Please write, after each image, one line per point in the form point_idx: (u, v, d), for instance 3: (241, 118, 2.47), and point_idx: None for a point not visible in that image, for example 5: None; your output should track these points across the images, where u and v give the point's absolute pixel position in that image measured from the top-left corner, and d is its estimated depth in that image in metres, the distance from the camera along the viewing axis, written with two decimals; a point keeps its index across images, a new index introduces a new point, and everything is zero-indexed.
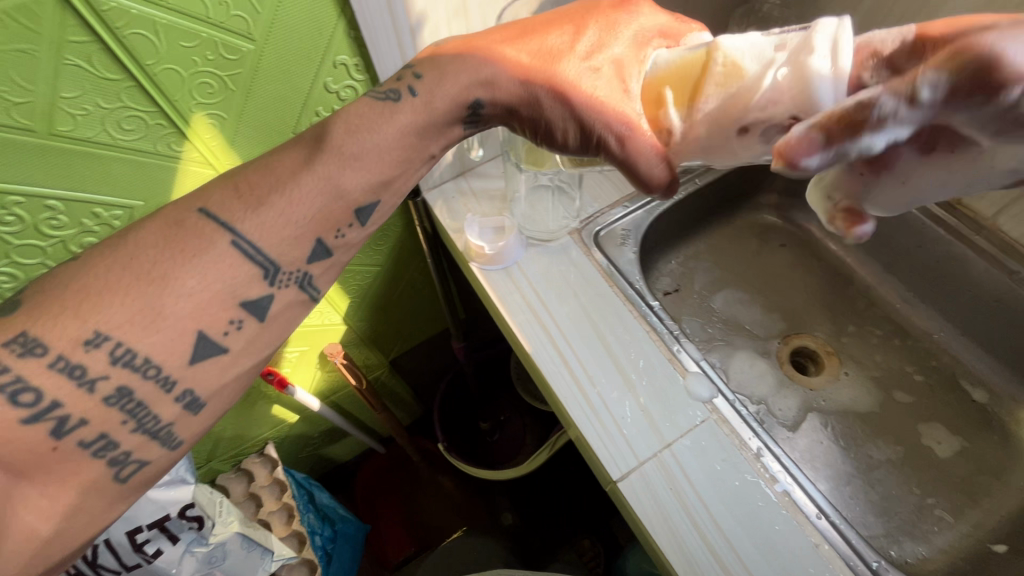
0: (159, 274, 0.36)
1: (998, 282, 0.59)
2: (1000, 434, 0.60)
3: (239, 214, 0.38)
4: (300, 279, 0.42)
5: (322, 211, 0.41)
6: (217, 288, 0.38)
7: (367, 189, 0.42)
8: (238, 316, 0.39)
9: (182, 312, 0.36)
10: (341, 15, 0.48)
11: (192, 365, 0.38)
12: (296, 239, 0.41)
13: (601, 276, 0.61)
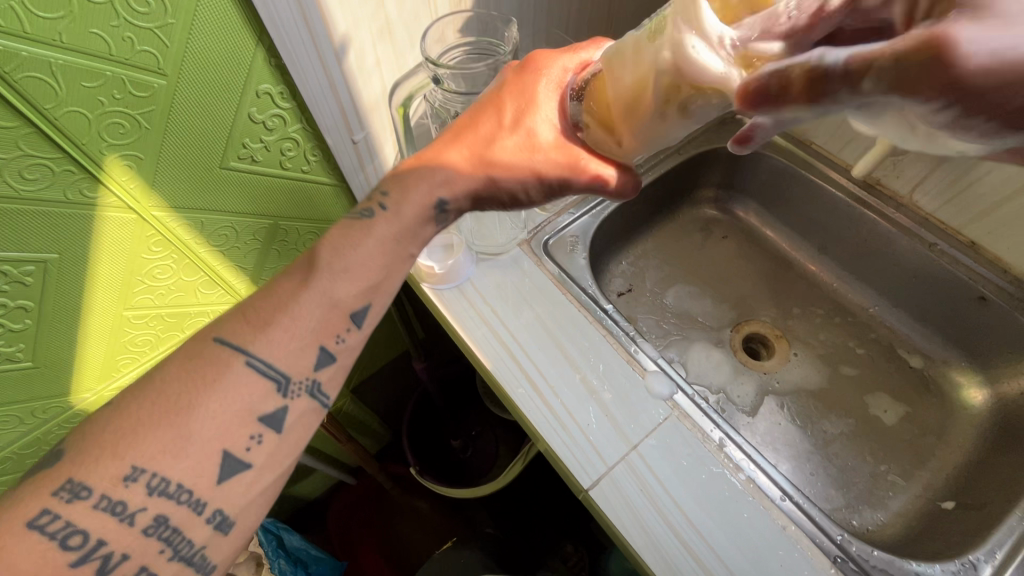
0: (185, 404, 0.34)
1: (921, 255, 0.63)
2: (938, 396, 0.64)
3: (250, 336, 0.37)
4: (310, 387, 0.39)
5: (321, 323, 0.39)
6: (239, 406, 0.36)
7: (357, 297, 0.41)
8: (258, 431, 0.37)
9: (208, 436, 0.35)
10: (258, 42, 0.46)
11: (222, 482, 0.35)
12: (303, 349, 0.39)
13: (553, 284, 0.61)
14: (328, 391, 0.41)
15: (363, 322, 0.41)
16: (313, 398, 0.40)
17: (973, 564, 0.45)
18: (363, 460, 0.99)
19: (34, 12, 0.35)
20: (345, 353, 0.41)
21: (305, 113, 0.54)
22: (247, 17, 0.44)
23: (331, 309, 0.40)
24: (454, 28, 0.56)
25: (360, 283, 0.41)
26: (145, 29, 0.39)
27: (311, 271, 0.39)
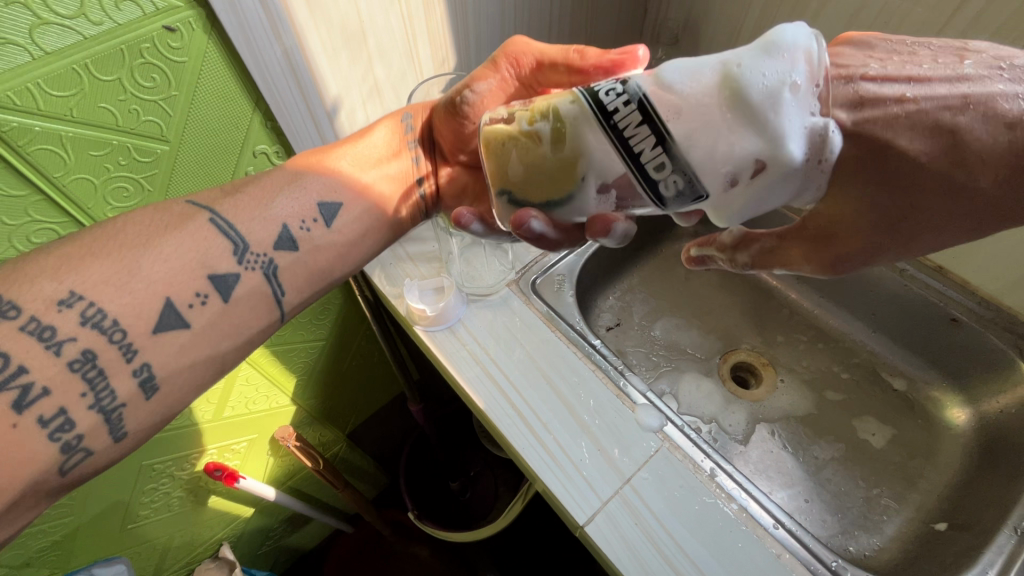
0: (137, 243, 0.37)
1: (892, 280, 0.66)
2: (924, 417, 0.66)
3: (221, 201, 0.42)
4: (266, 267, 0.43)
5: (285, 208, 0.44)
6: (193, 256, 0.39)
7: (328, 190, 0.47)
8: (204, 293, 0.39)
9: (155, 276, 0.37)
10: (255, 107, 0.49)
11: (157, 334, 0.37)
12: (267, 223, 0.43)
13: (542, 321, 0.63)
14: (282, 282, 0.44)
15: (333, 221, 0.47)
16: (266, 280, 0.43)
17: None
18: (360, 506, 0.97)
19: (49, 91, 0.37)
20: (305, 242, 0.45)
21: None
22: (245, 85, 0.47)
23: (303, 194, 0.45)
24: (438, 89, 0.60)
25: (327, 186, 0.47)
26: (150, 101, 0.42)
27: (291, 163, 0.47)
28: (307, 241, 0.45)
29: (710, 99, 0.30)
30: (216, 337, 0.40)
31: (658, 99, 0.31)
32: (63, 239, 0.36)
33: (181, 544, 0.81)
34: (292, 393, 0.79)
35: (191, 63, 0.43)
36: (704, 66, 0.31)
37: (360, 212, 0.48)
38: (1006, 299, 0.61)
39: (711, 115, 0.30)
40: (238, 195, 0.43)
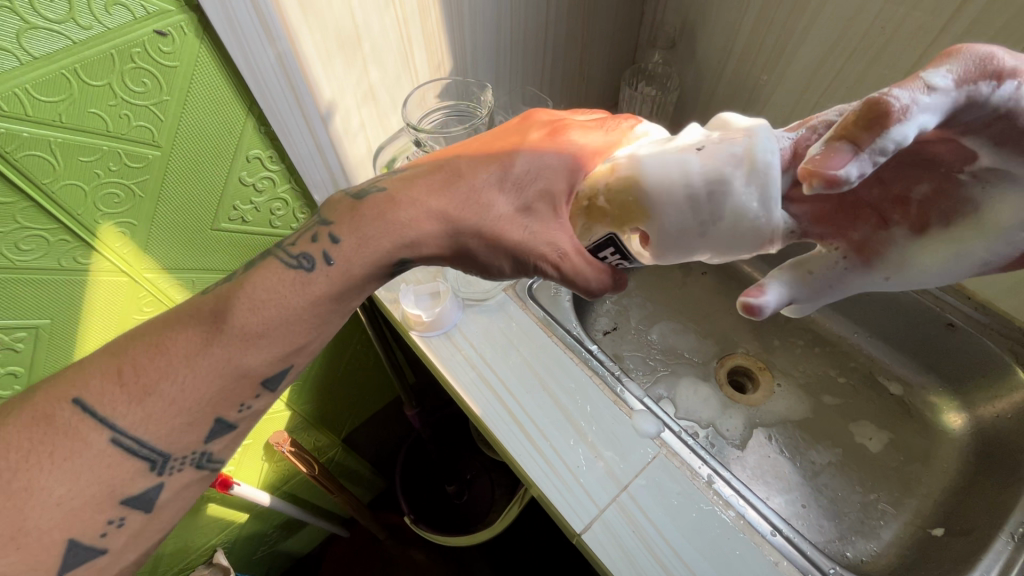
0: (22, 487, 0.30)
1: (888, 285, 0.66)
2: (919, 421, 0.66)
3: (123, 407, 0.33)
4: (197, 459, 0.37)
5: (221, 391, 0.36)
6: (96, 487, 0.33)
7: (272, 363, 0.37)
8: (119, 515, 0.34)
9: (49, 523, 0.31)
10: (248, 112, 0.49)
11: (64, 573, 0.32)
12: (193, 425, 0.36)
13: (539, 327, 0.62)
14: (218, 458, 0.39)
15: (277, 387, 0.40)
16: (199, 469, 0.38)
17: None
18: (355, 511, 0.97)
19: (37, 96, 0.37)
20: (245, 419, 0.39)
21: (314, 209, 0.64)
22: (238, 89, 0.47)
23: (241, 380, 0.37)
24: (434, 93, 0.59)
25: (275, 351, 0.37)
26: (141, 106, 0.42)
27: (215, 331, 0.35)
28: (249, 416, 0.39)
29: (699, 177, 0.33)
30: (146, 535, 0.36)
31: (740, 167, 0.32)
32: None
33: (173, 551, 0.80)
34: (286, 398, 0.78)
35: (183, 68, 0.42)
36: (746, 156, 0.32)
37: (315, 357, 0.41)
38: (1002, 303, 0.60)
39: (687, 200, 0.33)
40: (156, 392, 0.34)
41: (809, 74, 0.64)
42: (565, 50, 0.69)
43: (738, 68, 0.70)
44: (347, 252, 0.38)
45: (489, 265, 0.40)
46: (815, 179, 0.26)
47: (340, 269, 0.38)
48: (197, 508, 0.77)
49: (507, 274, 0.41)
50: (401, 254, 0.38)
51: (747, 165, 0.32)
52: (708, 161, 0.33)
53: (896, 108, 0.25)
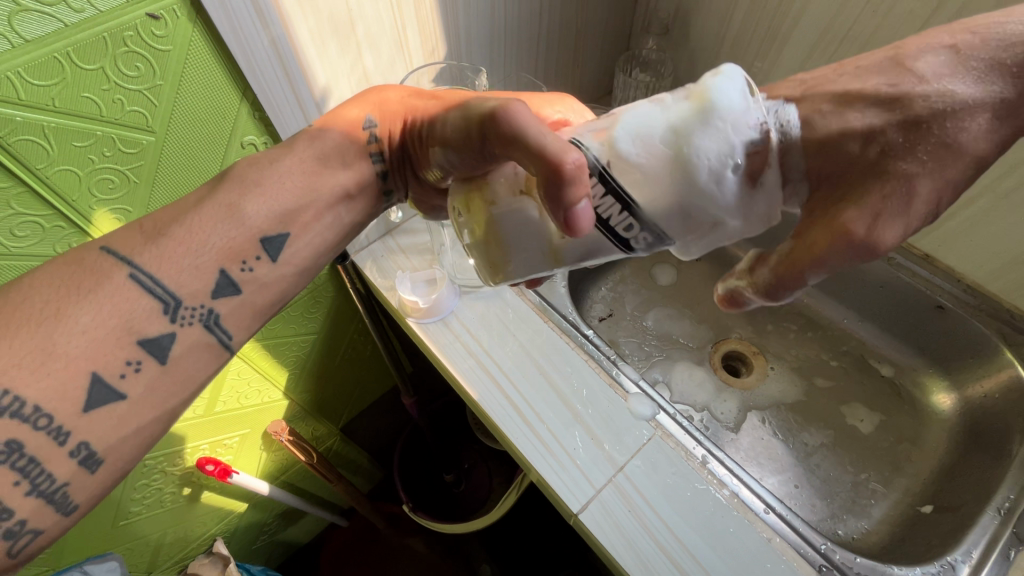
0: (53, 313, 0.33)
1: (881, 269, 0.66)
2: (910, 403, 0.67)
3: (141, 247, 0.37)
4: (205, 318, 0.40)
5: (226, 244, 0.40)
6: (116, 322, 0.36)
7: (273, 221, 0.41)
8: (137, 358, 0.37)
9: (75, 352, 0.34)
10: (243, 97, 0.48)
11: (88, 412, 0.35)
12: (199, 270, 0.39)
13: (535, 312, 0.63)
14: (226, 326, 0.42)
15: (279, 256, 0.43)
16: (208, 330, 0.41)
17: (952, 565, 0.46)
18: (354, 500, 0.97)
19: (30, 80, 0.36)
20: (249, 284, 0.42)
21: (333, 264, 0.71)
22: (231, 74, 0.46)
23: (239, 228, 0.40)
24: (428, 78, 0.59)
25: (273, 205, 0.41)
26: (134, 91, 0.41)
27: (222, 179, 0.40)
28: (253, 282, 0.42)
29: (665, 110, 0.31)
30: (162, 392, 0.39)
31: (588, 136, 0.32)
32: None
33: (173, 540, 0.81)
34: (284, 386, 0.78)
35: (176, 52, 0.42)
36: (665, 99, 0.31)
37: (315, 234, 0.44)
38: (989, 285, 0.62)
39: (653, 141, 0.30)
40: (161, 239, 0.38)
41: (802, 58, 0.64)
42: (560, 37, 0.69)
43: (732, 54, 0.71)
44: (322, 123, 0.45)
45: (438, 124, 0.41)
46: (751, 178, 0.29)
47: (314, 134, 0.44)
48: (196, 497, 0.78)
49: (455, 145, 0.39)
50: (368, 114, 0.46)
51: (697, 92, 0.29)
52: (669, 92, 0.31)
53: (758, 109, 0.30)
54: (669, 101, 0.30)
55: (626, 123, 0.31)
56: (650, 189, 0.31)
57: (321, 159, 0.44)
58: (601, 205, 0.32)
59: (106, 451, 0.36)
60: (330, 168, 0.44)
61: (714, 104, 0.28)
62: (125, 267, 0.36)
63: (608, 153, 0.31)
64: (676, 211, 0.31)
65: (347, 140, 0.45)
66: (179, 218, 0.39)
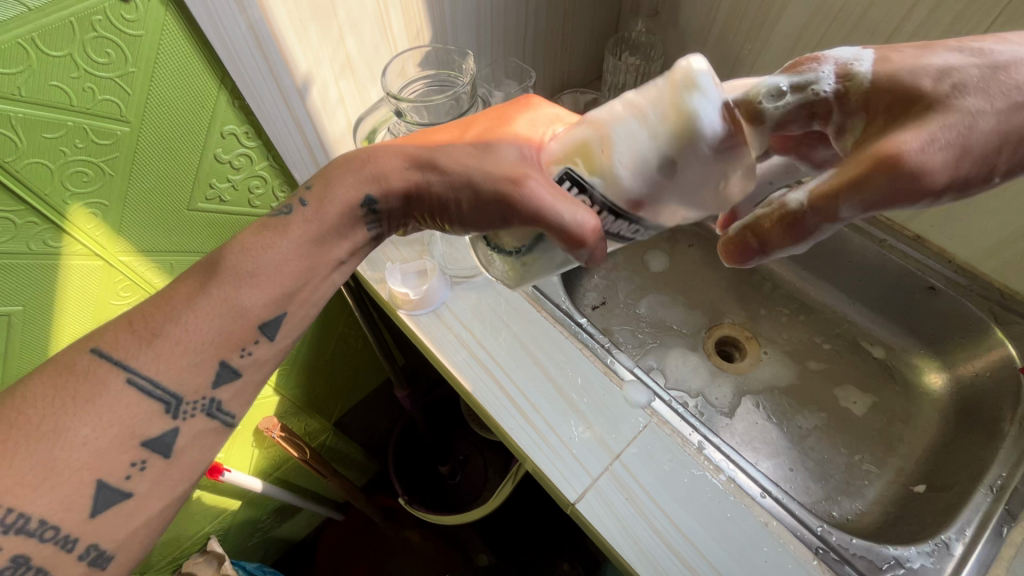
0: (50, 428, 0.32)
1: (872, 251, 0.66)
2: (902, 383, 0.67)
3: (135, 350, 0.36)
4: (207, 407, 0.39)
5: (222, 333, 0.38)
6: (116, 429, 0.35)
7: (269, 305, 0.40)
8: (142, 458, 0.36)
9: (79, 463, 0.33)
10: (221, 84, 0.47)
11: (95, 517, 0.34)
12: (199, 366, 0.38)
13: (528, 302, 0.62)
14: (229, 409, 0.41)
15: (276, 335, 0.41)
16: (210, 417, 0.40)
17: (947, 544, 0.47)
18: (349, 494, 0.96)
19: None
20: (249, 368, 0.41)
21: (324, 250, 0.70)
22: (207, 59, 0.45)
23: (238, 318, 0.39)
24: (414, 63, 0.57)
25: (270, 291, 0.39)
26: (106, 79, 0.40)
27: (213, 275, 0.38)
28: (253, 365, 0.41)
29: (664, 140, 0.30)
30: (167, 485, 0.38)
31: (580, 169, 0.34)
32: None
33: (167, 540, 0.80)
34: (275, 383, 0.77)
35: (148, 37, 0.40)
36: (644, 117, 0.31)
37: (311, 307, 0.43)
38: (981, 266, 0.62)
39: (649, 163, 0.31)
40: (158, 335, 0.37)
41: (794, 38, 0.63)
42: (548, 19, 0.67)
43: (723, 35, 0.69)
44: (317, 193, 0.42)
45: (444, 201, 0.39)
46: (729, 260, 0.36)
47: (313, 207, 0.41)
48: (188, 496, 0.77)
49: (469, 222, 0.40)
50: (364, 190, 0.41)
51: (674, 115, 0.30)
52: (647, 105, 0.31)
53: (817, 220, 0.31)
54: (650, 123, 0.31)
55: (621, 155, 0.32)
56: (650, 210, 0.35)
57: (322, 232, 0.41)
58: (614, 226, 0.36)
59: (116, 547, 0.35)
60: (331, 231, 0.42)
61: (699, 137, 0.29)
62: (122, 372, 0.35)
63: (611, 188, 0.33)
64: (674, 213, 0.35)
65: (352, 204, 0.42)
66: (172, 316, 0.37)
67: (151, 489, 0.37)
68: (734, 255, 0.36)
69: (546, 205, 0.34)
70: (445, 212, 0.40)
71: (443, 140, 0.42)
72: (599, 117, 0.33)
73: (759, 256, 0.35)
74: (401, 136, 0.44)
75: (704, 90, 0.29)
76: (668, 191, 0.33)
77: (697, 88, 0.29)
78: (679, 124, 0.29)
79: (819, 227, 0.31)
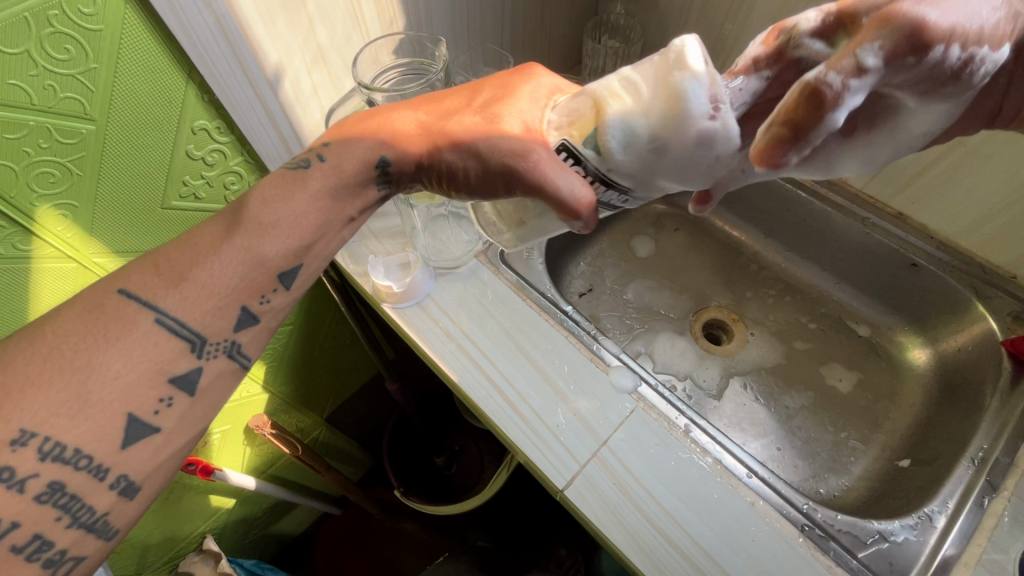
0: (81, 362, 0.32)
1: (855, 229, 0.67)
2: (887, 360, 0.68)
3: (163, 290, 0.35)
4: (229, 348, 0.38)
5: (246, 279, 0.37)
6: (148, 364, 0.34)
7: (288, 257, 0.38)
8: (168, 394, 0.35)
9: (109, 398, 0.32)
10: (188, 79, 0.46)
11: (125, 450, 0.33)
12: (223, 310, 0.37)
13: (513, 292, 0.62)
14: (248, 352, 0.40)
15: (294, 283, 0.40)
16: (232, 359, 0.39)
17: (930, 516, 0.47)
18: (345, 488, 0.96)
19: None
20: (269, 313, 0.40)
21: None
22: (172, 53, 0.43)
23: (260, 266, 0.38)
24: (387, 51, 0.55)
25: (291, 240, 0.38)
26: (67, 76, 0.39)
27: (237, 222, 0.37)
28: (270, 312, 0.40)
29: (655, 126, 0.30)
30: (197, 420, 0.37)
31: (571, 139, 0.34)
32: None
33: (161, 540, 0.80)
34: (263, 380, 0.77)
35: (109, 32, 0.39)
36: (638, 94, 0.30)
37: (327, 258, 0.42)
38: (962, 241, 0.62)
39: (640, 141, 0.31)
40: (187, 280, 0.35)
41: (772, 19, 0.62)
42: (525, 5, 0.66)
43: (702, 18, 0.69)
44: (336, 150, 0.40)
45: (454, 170, 0.38)
46: (761, 161, 0.29)
47: (333, 165, 0.40)
48: (179, 497, 0.77)
49: (476, 192, 0.39)
50: (379, 152, 0.40)
51: (667, 98, 0.29)
52: (640, 82, 0.31)
53: (829, 92, 0.26)
54: (643, 101, 0.30)
55: (613, 131, 0.32)
56: (635, 183, 0.35)
57: (337, 196, 0.40)
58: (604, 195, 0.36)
59: (141, 481, 0.35)
60: (345, 196, 0.40)
61: (684, 125, 0.29)
62: (151, 312, 0.34)
63: (604, 161, 0.34)
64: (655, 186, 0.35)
65: (364, 164, 0.40)
66: (196, 256, 0.36)
67: (176, 426, 0.36)
68: (765, 152, 0.29)
69: (555, 185, 0.34)
70: (454, 181, 0.39)
71: (456, 104, 0.40)
72: (596, 92, 0.33)
73: (795, 148, 0.28)
74: (418, 96, 0.42)
75: (697, 74, 0.28)
76: (653, 163, 0.32)
77: (690, 72, 0.28)
78: (670, 107, 0.29)
79: (842, 96, 0.26)
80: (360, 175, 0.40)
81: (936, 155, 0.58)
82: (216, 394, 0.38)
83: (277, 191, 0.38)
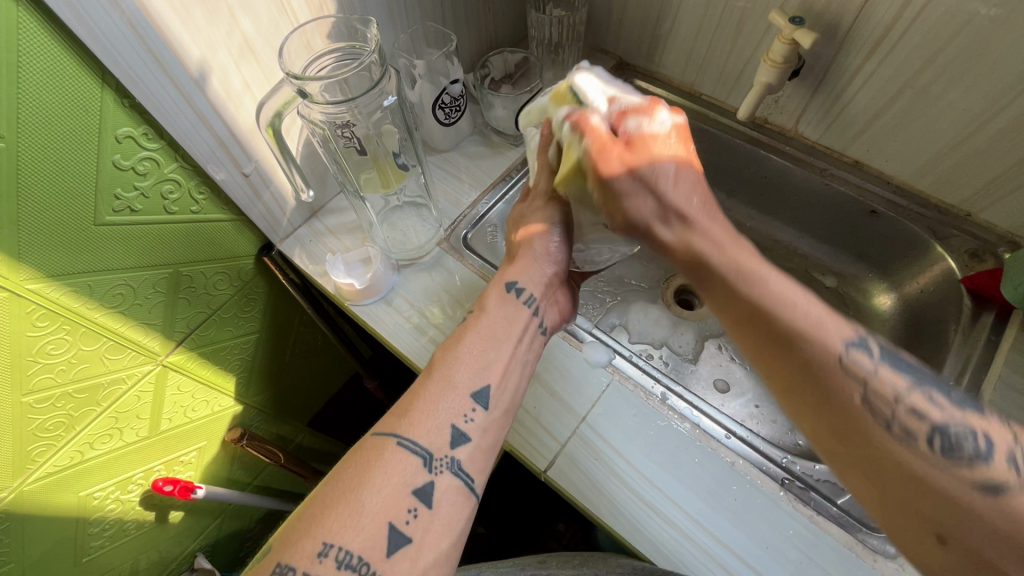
0: (355, 483, 0.36)
1: (815, 182, 0.67)
2: (854, 307, 0.69)
3: (396, 421, 0.39)
4: (450, 465, 0.39)
5: (444, 406, 0.41)
6: (398, 483, 0.36)
7: (473, 377, 0.42)
8: (413, 505, 0.36)
9: (375, 507, 0.35)
10: (103, 82, 0.42)
11: (389, 557, 0.34)
12: (439, 428, 0.40)
13: (480, 276, 0.61)
14: (469, 470, 0.39)
15: (490, 402, 0.42)
16: (456, 475, 0.39)
17: None
18: None
19: None
20: (475, 431, 0.41)
21: (239, 215, 0.60)
22: (77, 54, 0.40)
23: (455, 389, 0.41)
24: (319, 36, 0.52)
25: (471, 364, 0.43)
26: None
27: (430, 366, 0.43)
28: (477, 429, 0.41)
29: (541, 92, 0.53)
30: (439, 532, 0.36)
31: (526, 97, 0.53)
32: (291, 520, 0.35)
33: (151, 564, 0.78)
34: (235, 393, 0.75)
35: (3, 37, 0.36)
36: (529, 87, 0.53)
37: (498, 371, 0.44)
38: (917, 184, 0.62)
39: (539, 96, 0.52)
40: (409, 410, 0.40)
41: None
42: None
43: None
44: (482, 304, 0.48)
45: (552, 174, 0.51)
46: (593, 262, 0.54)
47: (479, 310, 0.48)
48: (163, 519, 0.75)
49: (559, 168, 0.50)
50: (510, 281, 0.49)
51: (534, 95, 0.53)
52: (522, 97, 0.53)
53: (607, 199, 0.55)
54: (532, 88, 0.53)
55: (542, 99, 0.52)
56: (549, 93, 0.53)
57: (507, 323, 0.47)
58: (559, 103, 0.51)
59: None
60: (511, 321, 0.47)
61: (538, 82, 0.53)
62: (394, 436, 0.38)
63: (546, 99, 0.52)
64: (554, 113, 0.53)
65: (510, 296, 0.48)
66: (421, 393, 0.42)
67: (425, 537, 0.36)
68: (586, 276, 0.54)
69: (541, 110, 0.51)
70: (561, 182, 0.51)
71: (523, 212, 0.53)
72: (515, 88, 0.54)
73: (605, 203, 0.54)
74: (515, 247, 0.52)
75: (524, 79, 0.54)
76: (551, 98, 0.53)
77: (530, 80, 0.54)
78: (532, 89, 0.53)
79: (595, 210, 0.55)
80: (507, 302, 0.48)
81: (888, 99, 0.57)
82: (452, 509, 0.38)
83: (456, 340, 0.45)
